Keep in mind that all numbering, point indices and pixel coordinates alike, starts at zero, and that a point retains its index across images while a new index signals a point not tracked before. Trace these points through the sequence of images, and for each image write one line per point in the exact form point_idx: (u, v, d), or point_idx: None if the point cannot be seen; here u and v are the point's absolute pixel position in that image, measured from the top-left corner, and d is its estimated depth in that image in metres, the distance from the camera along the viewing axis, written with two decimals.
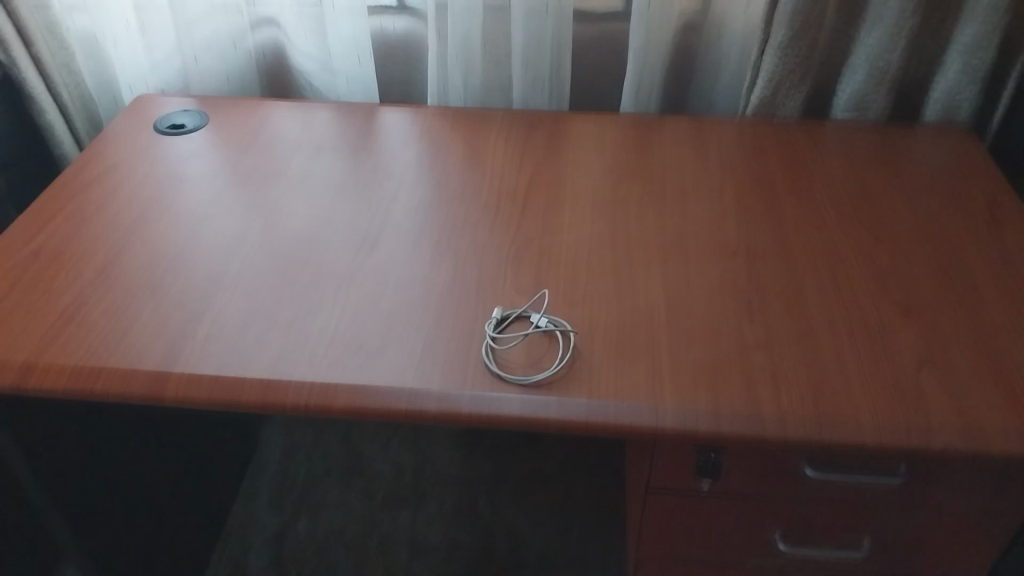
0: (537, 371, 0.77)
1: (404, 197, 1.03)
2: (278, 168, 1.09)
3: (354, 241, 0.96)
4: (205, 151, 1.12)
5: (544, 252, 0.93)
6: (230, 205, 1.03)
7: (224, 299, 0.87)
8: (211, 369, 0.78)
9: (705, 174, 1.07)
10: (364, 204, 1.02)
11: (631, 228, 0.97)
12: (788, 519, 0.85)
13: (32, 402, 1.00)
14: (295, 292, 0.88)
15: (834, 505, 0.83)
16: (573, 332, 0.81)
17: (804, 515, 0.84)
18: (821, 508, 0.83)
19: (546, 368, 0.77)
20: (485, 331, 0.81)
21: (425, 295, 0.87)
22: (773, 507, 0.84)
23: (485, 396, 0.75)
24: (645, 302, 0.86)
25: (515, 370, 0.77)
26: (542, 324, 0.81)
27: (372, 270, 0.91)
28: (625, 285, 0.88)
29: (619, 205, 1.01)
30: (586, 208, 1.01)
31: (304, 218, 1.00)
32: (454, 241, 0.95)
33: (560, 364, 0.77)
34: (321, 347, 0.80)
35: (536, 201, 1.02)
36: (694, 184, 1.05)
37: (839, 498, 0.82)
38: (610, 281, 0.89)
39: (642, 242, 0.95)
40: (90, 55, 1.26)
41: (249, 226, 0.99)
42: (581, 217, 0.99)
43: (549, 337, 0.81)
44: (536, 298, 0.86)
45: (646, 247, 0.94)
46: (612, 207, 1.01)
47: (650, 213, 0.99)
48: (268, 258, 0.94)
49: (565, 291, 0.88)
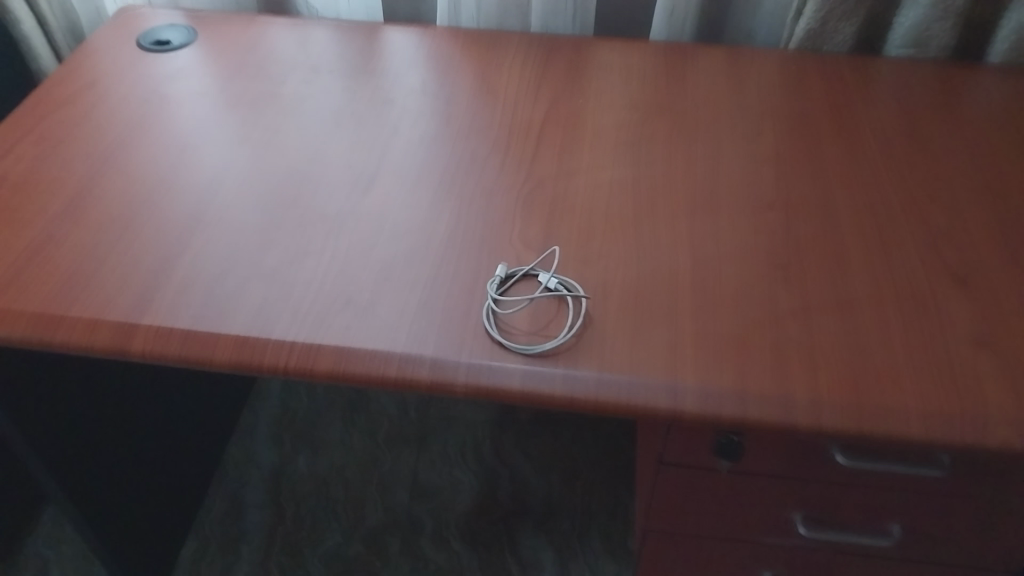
0: (544, 340, 0.69)
1: (404, 131, 0.93)
2: (270, 92, 0.99)
3: (348, 179, 0.87)
4: (192, 69, 1.02)
5: (556, 202, 0.84)
6: (216, 132, 0.93)
7: (204, 240, 0.79)
8: (185, 321, 0.70)
9: (743, 113, 0.95)
10: (362, 137, 0.92)
11: (656, 178, 0.87)
12: (816, 502, 0.78)
13: (17, 363, 0.95)
14: (281, 236, 0.79)
15: (869, 492, 0.76)
16: (585, 297, 0.72)
17: (836, 498, 0.77)
18: (854, 493, 0.76)
19: (554, 336, 0.69)
20: (487, 291, 0.72)
21: (424, 246, 0.79)
22: (801, 489, 0.77)
23: (484, 365, 0.67)
24: (668, 265, 0.76)
25: (519, 337, 0.69)
26: (552, 284, 0.73)
27: (367, 214, 0.82)
28: (649, 243, 0.79)
29: (642, 150, 0.90)
30: (609, 152, 0.90)
31: (296, 151, 0.91)
32: (459, 184, 0.86)
33: (570, 333, 0.69)
34: (308, 301, 0.72)
35: (552, 142, 0.91)
36: (729, 129, 0.93)
37: (874, 485, 0.74)
38: (630, 238, 0.79)
39: (666, 195, 0.85)
40: None
41: (236, 157, 0.90)
42: (601, 160, 0.89)
43: (558, 300, 0.72)
44: (546, 256, 0.77)
45: (672, 198, 0.84)
46: (637, 153, 0.90)
47: (678, 160, 0.89)
48: (255, 195, 0.85)
49: (579, 248, 0.78)
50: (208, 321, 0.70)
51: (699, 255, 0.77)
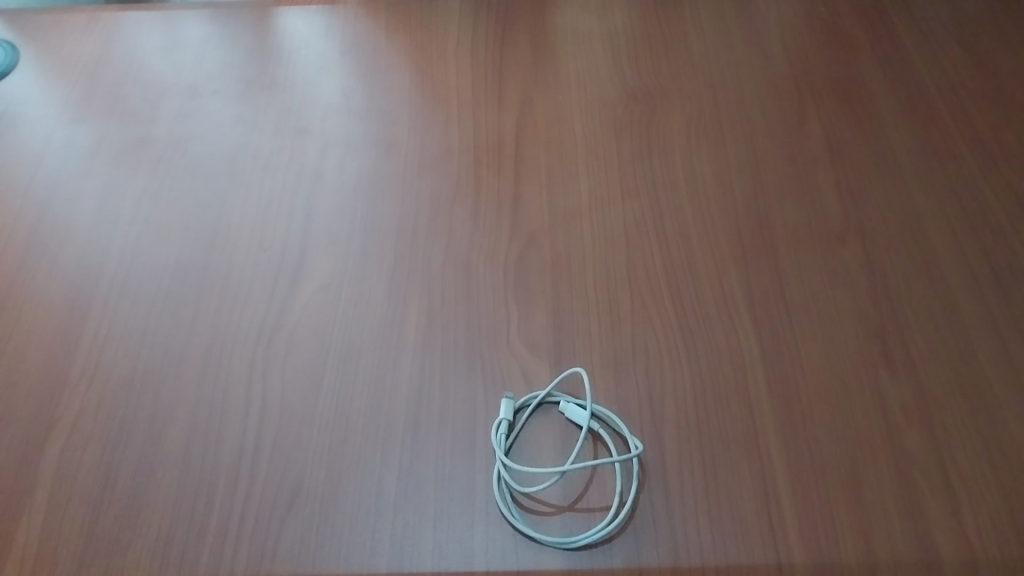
0: (583, 524, 0.49)
1: (331, 177, 0.66)
2: (136, 132, 0.69)
3: (265, 269, 0.61)
4: (23, 106, 0.71)
5: (558, 267, 0.60)
6: (70, 208, 0.64)
7: (76, 410, 0.54)
8: (67, 563, 0.48)
9: (777, 86, 0.72)
10: (275, 195, 0.65)
11: (687, 211, 0.63)
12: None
13: None
14: (185, 384, 0.55)
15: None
16: (637, 451, 0.51)
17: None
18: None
19: (599, 517, 0.49)
20: (495, 449, 0.51)
21: (390, 383, 0.55)
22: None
23: (512, 571, 0.48)
24: (734, 361, 0.55)
25: (549, 521, 0.50)
26: (588, 428, 0.52)
27: (303, 329, 0.58)
28: (702, 322, 0.57)
29: (657, 166, 0.66)
30: (617, 180, 0.66)
31: (184, 223, 0.64)
32: (417, 255, 0.62)
33: (621, 506, 0.49)
34: (240, 505, 0.51)
35: (534, 170, 0.67)
36: (765, 120, 0.69)
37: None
38: (672, 320, 0.57)
39: (707, 240, 0.61)
40: None
41: (103, 250, 0.62)
42: (606, 189, 0.65)
43: (594, 452, 0.52)
44: (569, 379, 0.55)
45: (713, 238, 0.61)
46: (651, 173, 0.66)
47: (708, 174, 0.66)
48: (138, 319, 0.58)
49: (604, 348, 0.56)
50: (105, 551, 0.49)
51: (770, 332, 0.56)
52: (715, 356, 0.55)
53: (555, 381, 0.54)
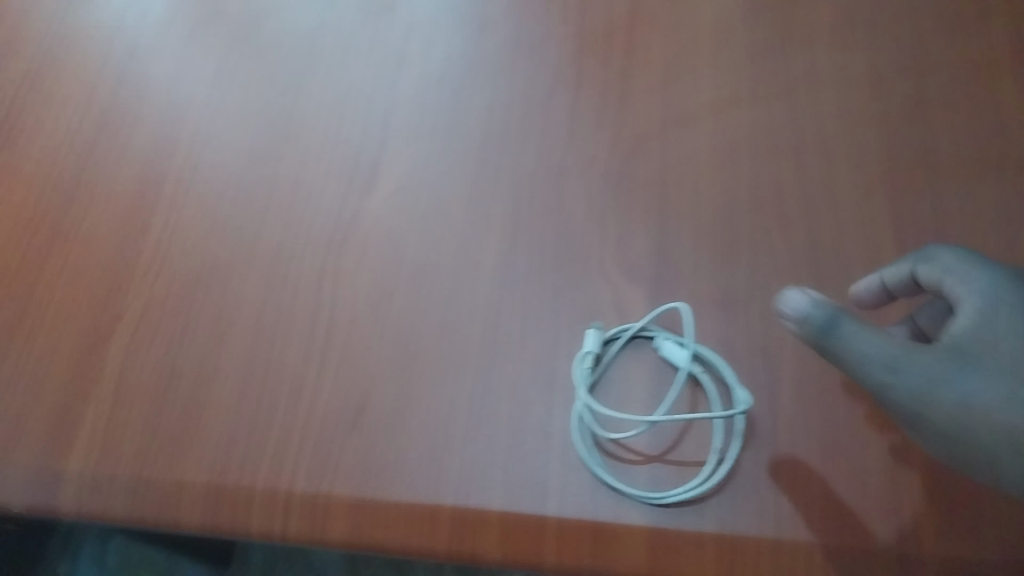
0: (673, 479, 0.44)
1: (416, 60, 0.60)
2: (214, 3, 0.64)
3: (342, 163, 0.56)
4: None
5: (666, 181, 0.54)
6: (144, 84, 0.60)
7: (142, 303, 0.51)
8: (128, 461, 0.46)
9: None
10: (356, 78, 0.60)
11: (825, 126, 0.55)
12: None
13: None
14: (251, 282, 0.52)
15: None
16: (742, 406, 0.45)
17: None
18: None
19: (693, 473, 0.44)
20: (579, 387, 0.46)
21: (467, 300, 0.51)
22: (959, 370, 0.38)
23: (593, 522, 0.44)
24: (871, 311, 0.49)
25: (633, 472, 0.45)
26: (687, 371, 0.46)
27: (378, 231, 0.53)
28: (831, 260, 0.50)
29: (792, 67, 0.57)
30: (742, 82, 0.57)
31: (259, 106, 0.59)
32: (506, 155, 0.56)
33: (717, 463, 0.44)
34: (304, 414, 0.47)
35: (647, 61, 0.58)
36: (929, 15, 0.58)
37: (990, 362, 0.37)
38: (801, 253, 0.51)
39: (849, 165, 0.53)
40: None
41: (175, 131, 0.58)
42: (728, 93, 0.57)
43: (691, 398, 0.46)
44: (667, 315, 0.49)
45: (851, 161, 0.54)
46: (788, 73, 0.57)
47: (853, 82, 0.56)
48: (209, 208, 0.55)
49: (715, 280, 0.50)
50: (165, 453, 0.46)
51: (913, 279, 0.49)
52: (846, 302, 0.48)
53: (650, 316, 0.48)
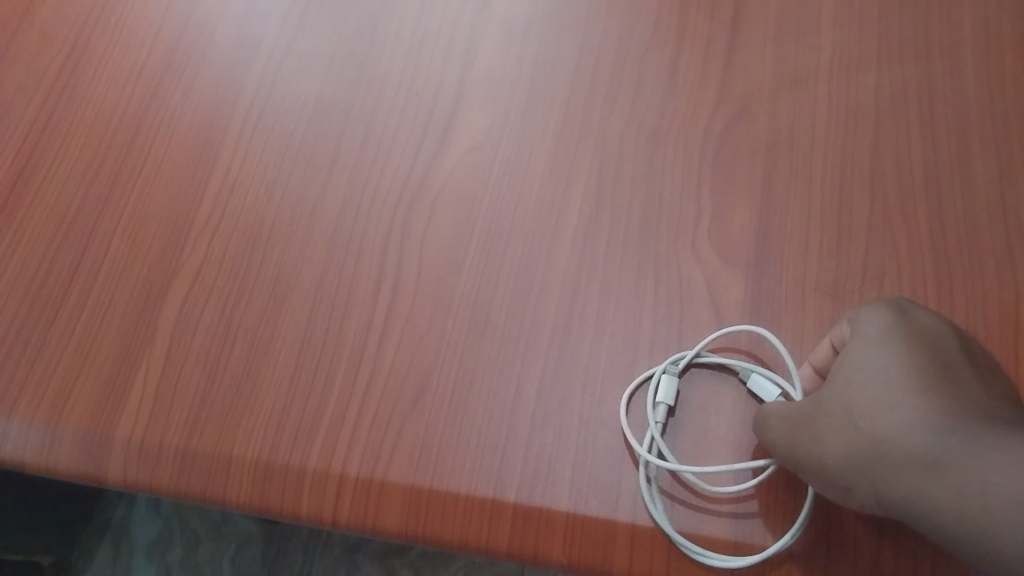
0: (761, 527, 0.40)
1: (501, 4, 0.55)
2: None
3: (415, 115, 0.52)
4: None
5: (770, 153, 0.48)
6: (212, 19, 0.57)
7: (201, 258, 0.49)
8: (181, 427, 0.44)
9: None
10: (436, 21, 0.55)
11: (955, 100, 0.49)
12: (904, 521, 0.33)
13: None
14: (313, 242, 0.49)
15: (865, 411, 0.33)
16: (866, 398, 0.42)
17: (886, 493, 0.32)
18: (876, 431, 0.32)
19: (781, 524, 0.40)
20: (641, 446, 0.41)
21: (542, 274, 0.46)
22: (821, 403, 0.36)
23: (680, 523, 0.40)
24: (992, 315, 0.44)
25: (714, 523, 0.40)
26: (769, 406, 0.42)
27: (449, 192, 0.49)
28: (962, 253, 0.45)
29: (922, 29, 0.51)
30: (863, 45, 0.51)
31: (332, 48, 0.55)
32: (593, 115, 0.51)
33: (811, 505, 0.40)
34: (363, 389, 0.44)
35: (759, 14, 0.52)
36: None
37: (838, 392, 0.35)
38: (925, 244, 0.45)
39: (986, 146, 0.48)
40: None
41: (243, 74, 0.55)
42: (846, 55, 0.51)
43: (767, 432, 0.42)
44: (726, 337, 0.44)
45: (981, 141, 0.48)
46: (922, 35, 0.51)
47: (990, 50, 0.50)
48: (274, 159, 0.52)
49: (823, 268, 0.45)
50: (216, 422, 0.44)
51: None
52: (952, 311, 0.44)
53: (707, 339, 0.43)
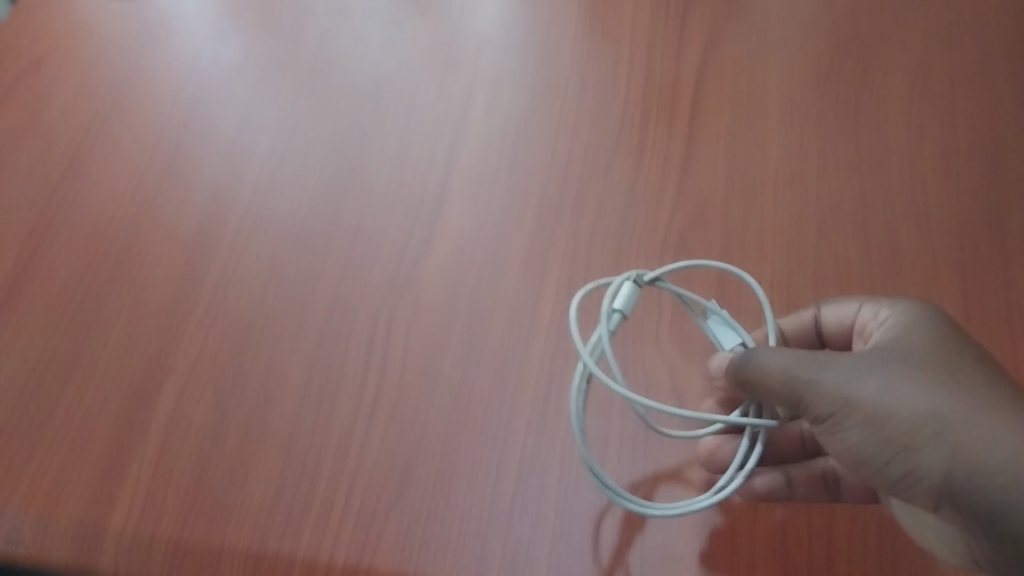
0: None
1: (479, 118, 0.61)
2: (287, 54, 0.66)
3: (400, 217, 0.56)
4: (174, 18, 0.69)
5: (725, 256, 0.53)
6: (210, 128, 0.62)
7: (196, 353, 0.52)
8: (174, 517, 0.46)
9: (1004, 61, 0.61)
10: (419, 133, 0.60)
11: (885, 208, 0.55)
12: (937, 496, 0.37)
13: None
14: (305, 337, 0.52)
15: (945, 377, 0.38)
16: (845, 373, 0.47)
17: (956, 468, 0.37)
18: (961, 409, 0.37)
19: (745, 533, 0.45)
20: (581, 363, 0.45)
21: (519, 366, 0.50)
22: (890, 367, 0.39)
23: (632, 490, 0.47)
24: None
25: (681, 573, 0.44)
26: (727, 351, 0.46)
27: (432, 290, 0.53)
28: None
29: (854, 146, 0.57)
30: (804, 159, 0.57)
31: (322, 156, 0.60)
32: (564, 220, 0.55)
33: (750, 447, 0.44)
34: (350, 479, 0.47)
35: (710, 131, 0.58)
36: (995, 105, 0.59)
37: (913, 351, 0.40)
38: None
39: (916, 248, 0.53)
40: None
41: (237, 179, 0.59)
42: (789, 168, 0.56)
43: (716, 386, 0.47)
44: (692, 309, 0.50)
45: (911, 245, 0.53)
46: (855, 148, 0.57)
47: (915, 165, 0.56)
48: (267, 259, 0.55)
49: None
50: (209, 512, 0.46)
51: None
52: None
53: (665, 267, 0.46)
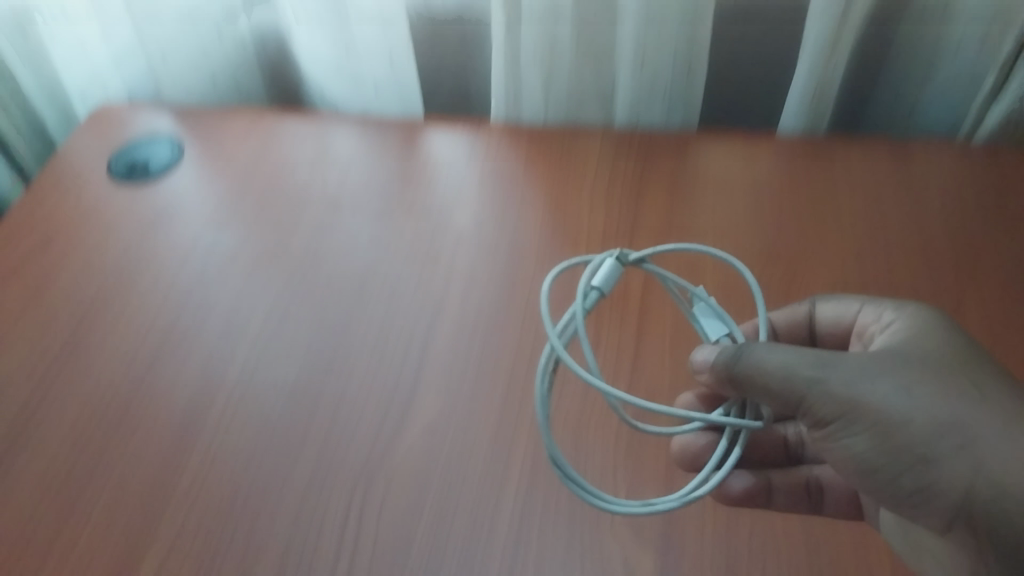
0: None
1: (452, 309, 0.67)
2: (279, 243, 0.73)
3: (376, 402, 0.61)
4: (177, 209, 0.76)
5: (674, 443, 0.58)
6: (203, 310, 0.67)
7: (174, 532, 0.55)
8: None
9: (916, 270, 0.69)
10: (397, 323, 0.66)
11: None
12: (953, 501, 0.46)
13: None
14: (281, 516, 0.55)
15: (951, 382, 0.47)
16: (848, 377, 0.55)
17: (978, 481, 0.45)
18: (969, 420, 0.46)
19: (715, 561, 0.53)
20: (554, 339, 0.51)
21: (484, 547, 0.54)
22: (899, 379, 0.48)
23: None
24: None
25: None
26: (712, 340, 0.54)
27: (404, 472, 0.57)
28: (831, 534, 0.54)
29: None
30: None
31: (307, 341, 0.65)
32: (528, 407, 0.61)
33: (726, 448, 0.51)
34: None
35: (659, 327, 0.65)
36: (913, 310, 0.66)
37: (922, 356, 0.49)
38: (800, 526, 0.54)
39: None
40: (27, 58, 0.85)
41: (226, 362, 0.64)
42: None
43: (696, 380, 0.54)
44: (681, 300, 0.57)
45: None
46: None
47: None
48: (249, 440, 0.59)
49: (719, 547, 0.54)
50: None
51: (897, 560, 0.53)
52: None
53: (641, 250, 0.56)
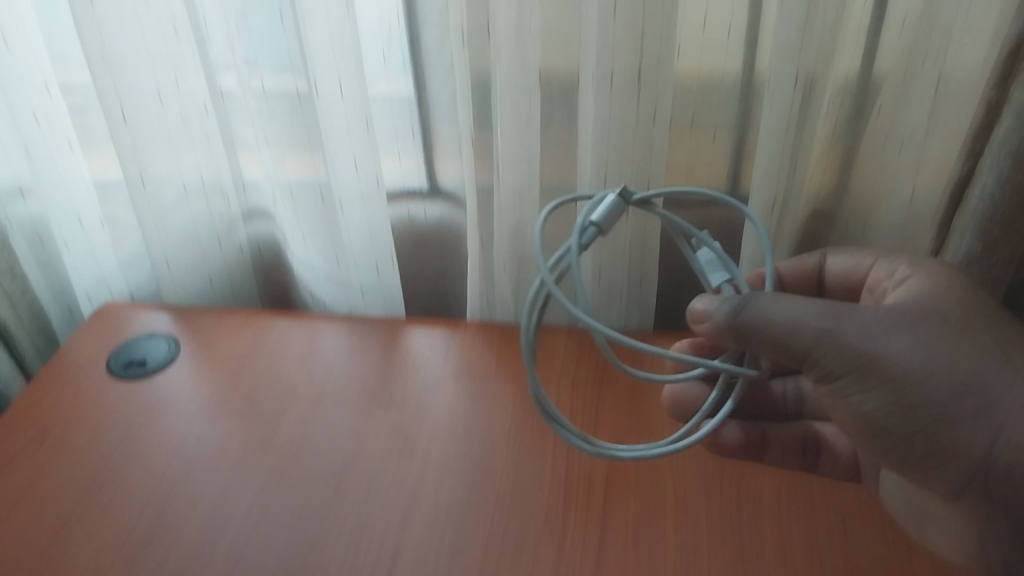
0: None
1: (426, 501, 0.71)
2: (264, 437, 0.77)
3: None
4: (169, 403, 0.81)
5: None
6: (189, 504, 0.71)
7: None
8: None
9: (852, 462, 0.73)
10: (373, 515, 0.70)
11: None
12: (981, 454, 0.57)
13: None
14: None
15: (970, 332, 0.59)
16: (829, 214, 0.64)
17: (1000, 440, 0.57)
18: (992, 385, 0.57)
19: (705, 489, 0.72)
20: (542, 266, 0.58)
21: None
22: (917, 340, 0.59)
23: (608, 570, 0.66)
24: None
25: None
26: (715, 288, 0.62)
27: None
28: None
29: (740, 532, 0.68)
30: (698, 544, 0.67)
31: (287, 534, 0.68)
32: None
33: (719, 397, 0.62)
34: None
35: (620, 519, 0.69)
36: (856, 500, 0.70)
37: (944, 308, 0.60)
38: None
39: None
40: (43, 262, 0.93)
41: (208, 555, 0.67)
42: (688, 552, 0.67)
43: (696, 329, 0.63)
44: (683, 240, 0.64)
45: None
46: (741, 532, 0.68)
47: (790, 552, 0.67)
48: None
49: None
50: None
51: None
52: None
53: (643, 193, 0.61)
